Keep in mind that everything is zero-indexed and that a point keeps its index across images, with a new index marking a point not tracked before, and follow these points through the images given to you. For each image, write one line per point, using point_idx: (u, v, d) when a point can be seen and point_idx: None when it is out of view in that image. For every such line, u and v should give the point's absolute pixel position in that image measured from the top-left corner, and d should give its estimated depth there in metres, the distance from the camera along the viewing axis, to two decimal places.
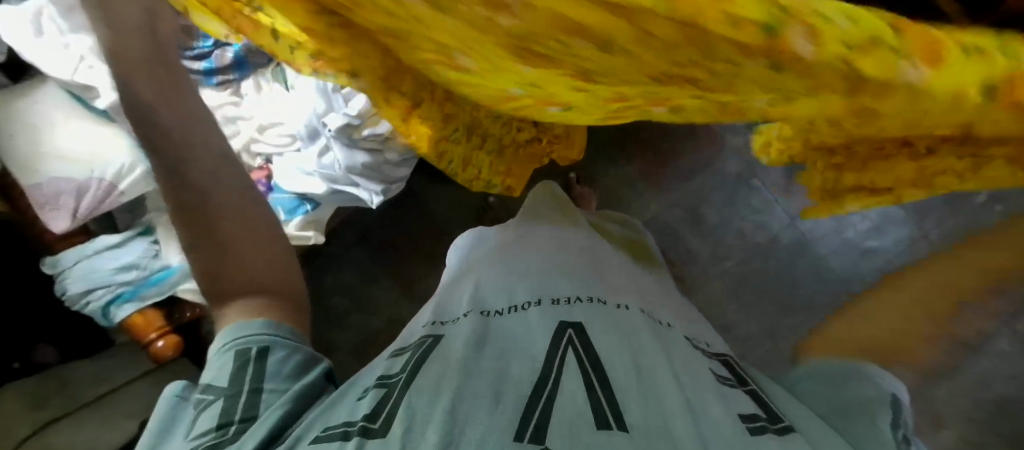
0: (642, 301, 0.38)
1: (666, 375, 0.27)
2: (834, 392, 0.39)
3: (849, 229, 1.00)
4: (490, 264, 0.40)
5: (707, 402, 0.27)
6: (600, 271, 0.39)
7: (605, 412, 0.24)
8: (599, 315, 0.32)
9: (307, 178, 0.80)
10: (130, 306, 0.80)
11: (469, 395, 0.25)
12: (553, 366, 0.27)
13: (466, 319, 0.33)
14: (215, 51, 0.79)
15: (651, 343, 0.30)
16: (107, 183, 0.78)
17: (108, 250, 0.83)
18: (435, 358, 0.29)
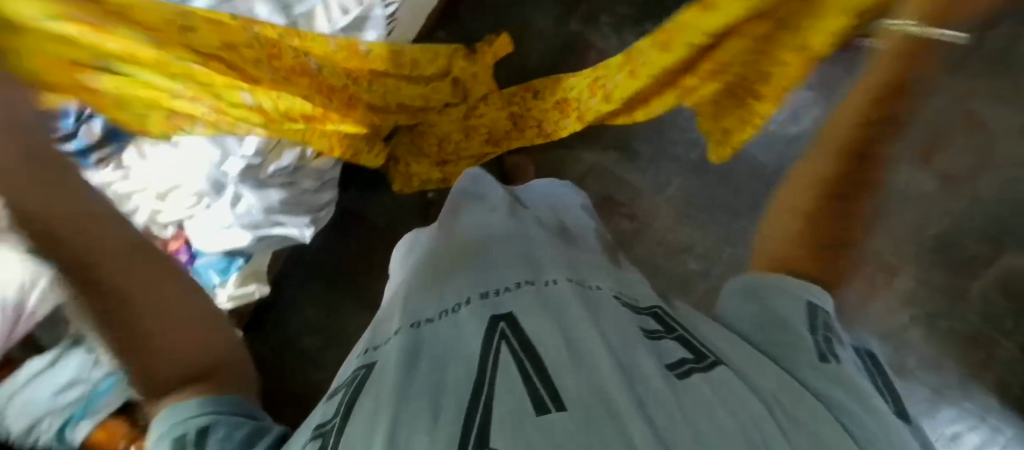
0: (574, 269, 0.37)
1: (595, 342, 0.27)
2: (760, 310, 0.38)
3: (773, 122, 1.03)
4: (417, 276, 0.39)
5: (639, 360, 0.27)
6: (527, 250, 0.39)
7: (542, 395, 0.23)
8: (529, 300, 0.32)
9: (227, 231, 0.76)
10: (85, 425, 0.77)
11: (404, 419, 0.23)
12: (488, 364, 0.26)
13: (398, 336, 0.31)
14: (81, 128, 0.68)
15: (580, 314, 0.30)
16: (12, 303, 0.72)
17: (40, 374, 0.78)
18: (370, 389, 0.27)
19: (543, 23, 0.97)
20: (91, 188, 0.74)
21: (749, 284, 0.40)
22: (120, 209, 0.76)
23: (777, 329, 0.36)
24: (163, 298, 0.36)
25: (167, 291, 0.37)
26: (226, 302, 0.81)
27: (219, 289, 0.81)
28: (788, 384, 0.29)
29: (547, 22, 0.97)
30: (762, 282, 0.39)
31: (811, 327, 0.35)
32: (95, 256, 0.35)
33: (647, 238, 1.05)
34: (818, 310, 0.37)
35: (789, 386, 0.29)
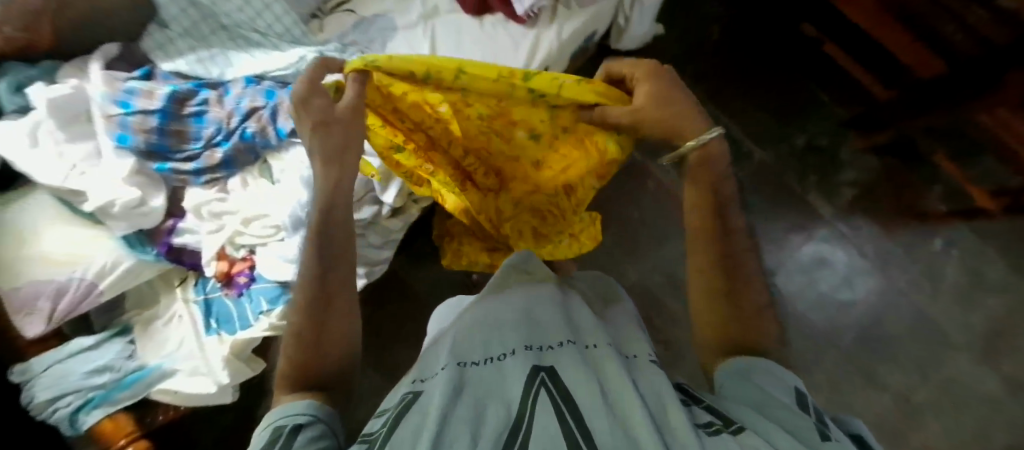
0: (611, 340, 0.43)
1: (628, 396, 0.32)
2: (755, 390, 0.38)
3: (819, 284, 1.05)
4: (466, 324, 0.46)
5: (668, 417, 0.32)
6: (570, 316, 0.46)
7: (578, 438, 0.29)
8: (568, 357, 0.38)
9: (290, 265, 0.82)
10: (100, 411, 0.77)
11: (449, 437, 0.29)
12: (527, 408, 0.32)
13: (445, 372, 0.37)
14: (205, 152, 0.84)
15: (615, 372, 0.36)
16: (87, 283, 0.78)
17: (83, 352, 0.81)
18: (417, 410, 0.33)
19: None
20: (191, 203, 0.84)
21: (737, 372, 0.41)
22: (209, 225, 0.84)
23: (771, 407, 0.35)
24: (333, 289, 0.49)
25: (342, 263, 0.51)
26: (263, 331, 0.83)
27: (263, 317, 0.83)
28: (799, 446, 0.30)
29: None
30: (753, 368, 0.41)
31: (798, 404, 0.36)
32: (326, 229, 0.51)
33: (680, 371, 1.03)
34: (807, 393, 0.38)
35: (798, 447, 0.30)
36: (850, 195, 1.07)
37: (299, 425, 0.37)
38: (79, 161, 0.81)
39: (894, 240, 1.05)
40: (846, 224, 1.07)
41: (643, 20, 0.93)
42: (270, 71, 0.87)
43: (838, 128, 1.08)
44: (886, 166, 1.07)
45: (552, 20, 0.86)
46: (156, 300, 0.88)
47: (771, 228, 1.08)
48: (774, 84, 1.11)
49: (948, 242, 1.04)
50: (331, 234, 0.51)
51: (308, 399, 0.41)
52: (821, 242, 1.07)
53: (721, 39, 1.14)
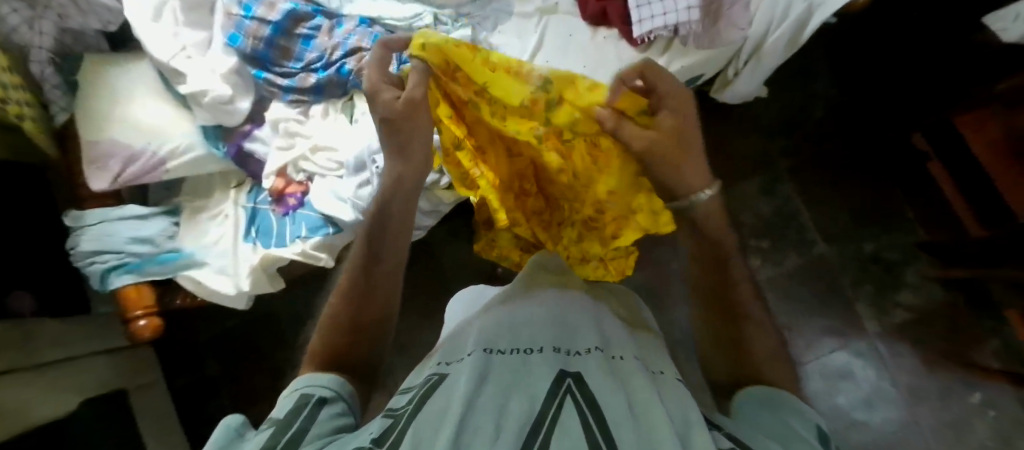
0: (637, 355, 0.45)
1: (653, 410, 0.34)
2: (779, 425, 0.37)
3: (838, 395, 1.01)
4: (492, 317, 0.48)
5: (694, 435, 0.33)
6: (599, 326, 0.48)
7: (599, 443, 0.31)
8: (594, 364, 0.40)
9: (340, 203, 0.84)
10: (129, 277, 0.81)
11: (471, 424, 0.32)
12: (551, 405, 0.34)
13: (471, 357, 0.40)
14: (301, 73, 0.88)
15: (642, 386, 0.38)
16: (157, 159, 0.82)
17: (132, 219, 0.85)
18: (441, 394, 0.37)
19: None
20: (272, 114, 0.87)
21: (762, 400, 0.40)
22: (280, 141, 0.87)
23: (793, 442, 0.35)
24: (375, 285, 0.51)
25: (391, 253, 0.53)
26: (293, 254, 0.85)
27: (298, 242, 0.86)
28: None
29: None
30: (785, 400, 0.39)
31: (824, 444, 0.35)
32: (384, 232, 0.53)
33: None
34: (829, 436, 0.36)
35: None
36: (900, 318, 1.02)
37: (323, 398, 0.41)
38: (190, 45, 0.85)
39: (931, 378, 0.99)
40: (886, 345, 1.02)
41: (753, 79, 0.90)
42: (385, 18, 0.89)
43: (911, 249, 1.03)
44: (951, 301, 1.00)
45: (664, 52, 0.86)
46: (209, 192, 0.92)
47: (807, 323, 1.05)
48: (861, 183, 1.07)
49: (988, 400, 0.96)
50: (388, 225, 0.53)
51: (333, 374, 0.44)
52: (853, 354, 1.03)
53: (822, 122, 1.10)
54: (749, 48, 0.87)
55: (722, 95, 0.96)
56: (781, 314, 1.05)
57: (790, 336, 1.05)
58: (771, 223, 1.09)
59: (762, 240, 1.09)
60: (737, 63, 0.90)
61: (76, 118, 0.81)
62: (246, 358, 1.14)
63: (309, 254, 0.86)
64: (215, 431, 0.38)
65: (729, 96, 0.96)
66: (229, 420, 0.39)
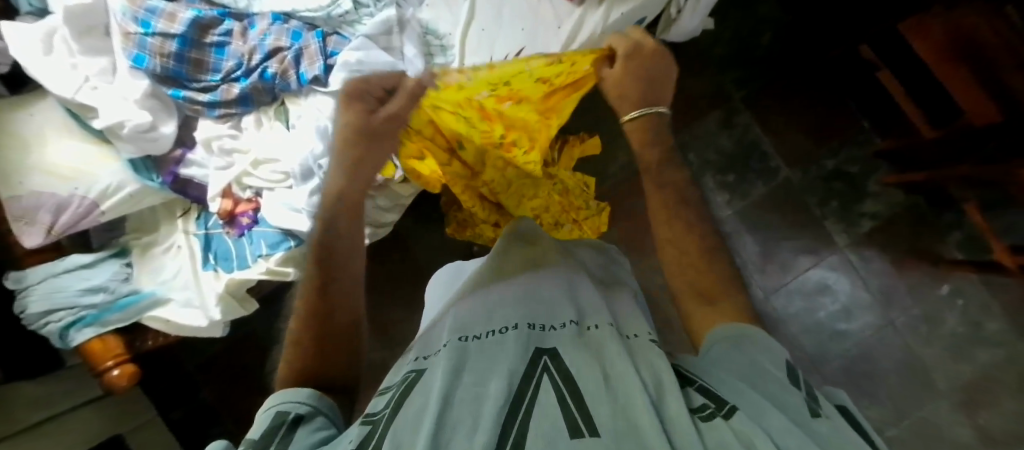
0: (614, 320, 0.46)
1: (628, 378, 0.35)
2: (747, 358, 0.38)
3: (818, 311, 1.05)
4: (466, 304, 0.49)
5: (667, 399, 0.33)
6: (574, 296, 0.49)
7: (577, 421, 0.31)
8: (568, 340, 0.41)
9: (295, 215, 0.80)
10: (90, 330, 0.76)
11: (449, 418, 0.32)
12: (529, 389, 0.35)
13: (446, 348, 0.41)
14: (222, 85, 0.82)
15: (617, 355, 0.38)
16: (89, 202, 0.77)
17: (79, 269, 0.80)
18: (418, 392, 0.36)
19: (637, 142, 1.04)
20: (203, 134, 0.82)
21: (731, 333, 0.41)
22: (218, 160, 0.82)
23: (763, 378, 0.36)
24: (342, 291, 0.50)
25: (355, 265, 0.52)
26: (259, 274, 0.82)
27: (260, 261, 0.83)
28: (791, 428, 0.30)
29: None
30: (752, 333, 0.40)
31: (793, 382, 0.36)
32: (343, 242, 0.53)
33: None
34: (797, 372, 0.38)
35: (790, 428, 0.30)
36: (867, 227, 1.05)
37: (300, 415, 0.40)
38: (93, 75, 0.79)
39: (901, 278, 1.03)
40: (857, 255, 1.05)
41: (695, 16, 0.89)
42: (298, 10, 0.81)
43: (870, 158, 1.04)
44: (911, 204, 1.03)
45: (603, 0, 0.80)
46: (155, 227, 0.88)
47: (780, 247, 1.07)
48: (815, 102, 1.08)
49: (955, 290, 1.01)
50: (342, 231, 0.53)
51: (308, 389, 0.43)
52: (828, 269, 1.06)
53: (771, 46, 1.08)
54: None
55: (669, 34, 0.93)
56: (755, 244, 1.07)
57: (766, 263, 1.07)
58: (733, 156, 1.09)
59: (727, 174, 1.09)
60: (677, 0, 0.87)
61: None
62: (239, 381, 1.13)
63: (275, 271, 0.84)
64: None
65: (676, 34, 0.93)
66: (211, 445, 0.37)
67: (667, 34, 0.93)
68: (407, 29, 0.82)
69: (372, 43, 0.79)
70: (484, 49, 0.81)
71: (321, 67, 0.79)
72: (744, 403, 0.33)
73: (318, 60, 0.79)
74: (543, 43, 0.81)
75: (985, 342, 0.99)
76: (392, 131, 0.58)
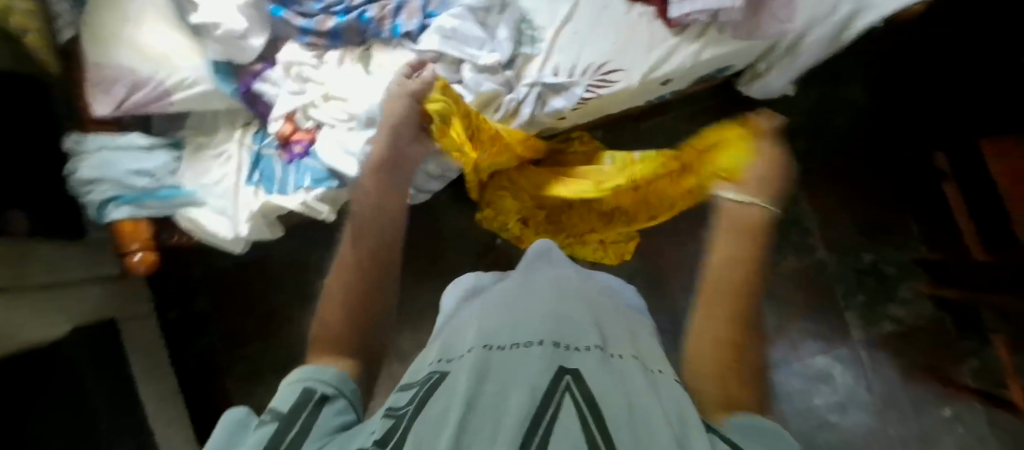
0: (636, 352, 0.45)
1: (649, 410, 0.35)
2: (773, 419, 0.37)
3: (815, 397, 1.04)
4: (489, 313, 0.49)
5: (692, 437, 0.33)
6: (597, 321, 0.49)
7: (596, 441, 0.31)
8: (592, 363, 0.40)
9: (347, 157, 0.82)
10: (126, 210, 0.78)
11: (472, 424, 0.32)
12: (550, 403, 0.35)
13: (469, 355, 0.41)
14: (320, 16, 0.84)
15: (638, 384, 0.38)
16: (164, 89, 0.79)
17: (132, 150, 0.81)
18: (440, 394, 0.36)
19: None
20: (287, 56, 0.84)
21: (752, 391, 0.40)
22: (291, 84, 0.84)
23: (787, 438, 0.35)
24: (381, 243, 0.48)
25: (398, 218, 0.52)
26: (294, 205, 0.84)
27: (300, 192, 0.84)
28: None
29: None
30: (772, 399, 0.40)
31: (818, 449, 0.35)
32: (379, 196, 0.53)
33: None
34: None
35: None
36: (887, 329, 1.04)
37: (327, 396, 0.37)
38: None
39: (906, 390, 1.02)
40: (868, 354, 1.04)
41: (783, 75, 0.89)
42: None
43: (908, 264, 1.04)
44: (936, 320, 1.02)
45: (699, 37, 0.82)
46: (213, 130, 0.89)
47: (795, 324, 1.07)
48: (869, 194, 1.08)
49: (957, 415, 1.00)
50: (383, 184, 0.55)
51: (335, 367, 0.40)
52: (835, 359, 1.05)
53: (843, 130, 1.08)
54: (783, 45, 0.85)
55: (756, 87, 0.94)
56: (771, 314, 1.07)
57: (777, 336, 1.07)
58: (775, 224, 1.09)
59: None
60: (770, 57, 0.88)
61: (80, 35, 0.78)
62: (236, 301, 1.13)
63: (310, 205, 0.85)
64: (216, 428, 0.35)
65: (763, 90, 0.94)
66: (232, 412, 0.36)
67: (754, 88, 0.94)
68: (507, 12, 0.84)
69: (471, 14, 0.81)
70: (573, 49, 0.83)
71: (418, 25, 0.84)
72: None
73: (417, 17, 0.83)
74: (631, 60, 0.82)
75: None
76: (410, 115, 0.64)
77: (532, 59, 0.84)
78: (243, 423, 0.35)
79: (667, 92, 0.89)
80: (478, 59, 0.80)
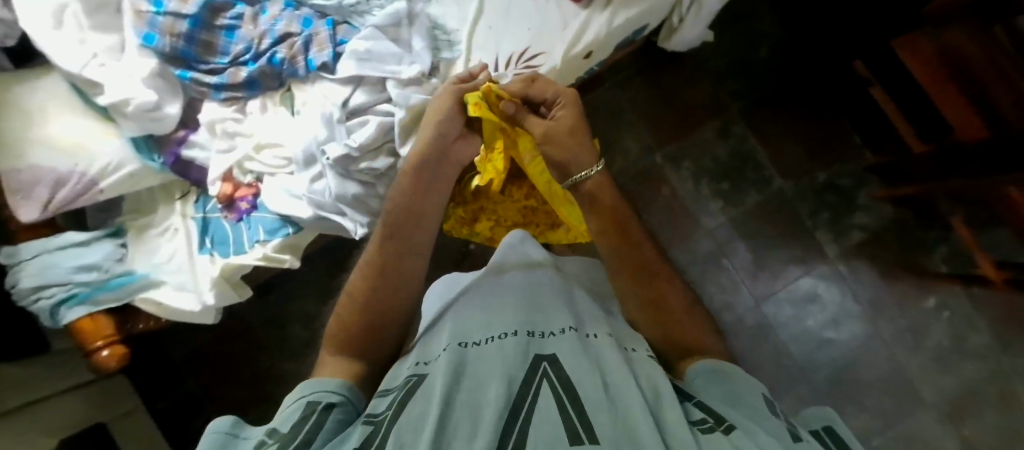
0: (610, 331, 0.47)
1: (625, 389, 0.37)
2: (732, 387, 0.41)
3: (808, 319, 1.06)
4: (464, 307, 0.50)
5: (667, 413, 0.35)
6: (572, 303, 0.50)
7: (576, 431, 0.33)
8: (567, 346, 0.42)
9: (294, 200, 0.80)
10: (82, 308, 0.75)
11: (452, 426, 0.34)
12: (528, 398, 0.36)
13: (446, 352, 0.42)
14: (229, 68, 0.83)
15: (614, 364, 0.40)
16: (89, 179, 0.77)
17: (73, 247, 0.79)
18: (419, 397, 0.38)
19: (633, 146, 1.13)
20: (207, 117, 0.83)
21: (713, 366, 0.44)
22: (220, 143, 0.83)
23: (745, 403, 0.39)
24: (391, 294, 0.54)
25: (422, 242, 0.59)
26: (256, 259, 0.82)
27: (257, 246, 0.82)
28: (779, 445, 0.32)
29: (635, 145, 1.13)
30: (732, 368, 0.43)
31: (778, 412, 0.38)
32: (397, 244, 0.57)
33: None
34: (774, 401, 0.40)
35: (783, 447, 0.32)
36: (857, 239, 1.07)
37: (331, 404, 0.42)
38: (101, 51, 0.79)
39: (888, 290, 1.05)
40: (846, 266, 1.07)
41: (697, 24, 0.90)
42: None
43: (861, 172, 1.07)
44: (899, 218, 1.06)
45: (606, 6, 0.83)
46: (152, 209, 0.87)
47: (772, 256, 1.09)
48: (809, 115, 1.11)
49: (941, 302, 1.03)
50: (418, 202, 0.60)
51: (338, 379, 0.46)
52: (817, 279, 1.08)
53: (768, 62, 1.11)
54: None
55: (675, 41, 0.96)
56: (747, 252, 1.09)
57: (758, 271, 1.09)
58: (728, 165, 1.12)
59: (722, 183, 1.11)
60: (680, 9, 0.89)
61: None
62: (225, 372, 1.11)
63: (272, 257, 0.83)
64: (204, 437, 0.39)
65: (681, 42, 0.96)
66: (220, 422, 0.40)
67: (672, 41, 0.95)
68: (417, 23, 0.83)
69: (382, 34, 0.81)
70: (490, 45, 0.84)
71: (331, 54, 0.81)
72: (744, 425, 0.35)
73: (327, 47, 0.81)
74: (548, 42, 0.83)
75: (971, 356, 1.01)
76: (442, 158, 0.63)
77: (453, 62, 0.84)
78: (240, 432, 0.40)
79: (592, 65, 0.90)
80: (401, 73, 0.79)
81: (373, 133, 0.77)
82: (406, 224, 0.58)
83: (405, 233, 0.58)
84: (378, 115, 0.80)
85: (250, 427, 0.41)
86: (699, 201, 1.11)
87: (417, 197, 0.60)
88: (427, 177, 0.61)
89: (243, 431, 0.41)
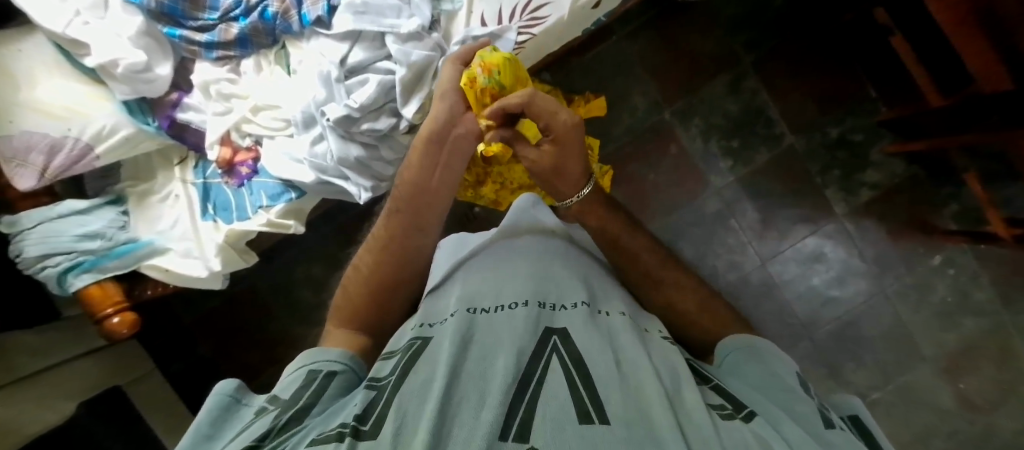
0: (626, 308, 0.46)
1: (639, 370, 0.36)
2: (763, 368, 0.41)
3: (813, 277, 1.07)
4: (473, 273, 0.49)
5: (686, 398, 0.35)
6: (586, 277, 0.49)
7: (587, 408, 0.32)
8: (578, 321, 0.41)
9: (295, 164, 0.79)
10: (88, 276, 0.75)
11: (457, 394, 0.34)
12: (537, 370, 0.36)
13: (454, 317, 0.42)
14: (220, 25, 0.79)
15: (627, 343, 0.39)
16: (83, 145, 0.75)
17: (74, 215, 0.78)
18: (423, 364, 0.38)
19: (640, 103, 1.10)
20: (200, 78, 0.80)
21: (743, 343, 0.45)
22: (216, 105, 0.80)
23: (776, 391, 0.39)
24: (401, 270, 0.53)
25: (433, 220, 0.57)
26: (259, 226, 0.81)
27: (261, 212, 0.81)
28: (805, 436, 0.33)
29: (643, 102, 1.10)
30: (761, 342, 0.44)
31: (807, 393, 0.39)
32: (407, 222, 0.55)
33: None
34: (807, 380, 0.41)
35: (806, 438, 0.33)
36: (866, 197, 1.06)
37: (333, 371, 0.43)
38: (83, 8, 0.75)
39: (895, 248, 1.05)
40: (854, 224, 1.06)
41: None
42: None
43: (874, 127, 1.04)
44: (909, 175, 1.04)
45: None
46: (151, 173, 0.85)
47: (780, 215, 1.08)
48: (822, 66, 1.07)
49: (948, 260, 1.03)
50: (430, 176, 0.57)
51: (340, 348, 0.46)
52: (825, 237, 1.07)
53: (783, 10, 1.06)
54: None
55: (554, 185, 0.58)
56: (755, 211, 1.08)
57: (765, 230, 1.08)
58: (737, 122, 1.09)
59: (731, 140, 1.09)
60: None
61: None
62: (239, 334, 1.13)
63: (277, 223, 0.82)
64: (211, 398, 0.41)
65: (562, 153, 0.56)
66: (226, 386, 0.41)
67: (546, 172, 0.57)
68: None
69: None
70: None
71: (325, 8, 0.76)
72: (771, 417, 0.35)
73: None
74: None
75: (972, 313, 1.02)
76: (462, 144, 0.59)
77: (454, 16, 0.80)
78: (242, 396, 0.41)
79: (600, 15, 0.85)
80: (400, 27, 0.74)
81: (375, 92, 0.74)
82: (414, 200, 0.56)
83: (415, 210, 0.56)
84: (378, 73, 0.77)
85: (255, 393, 0.42)
86: (707, 159, 1.09)
87: (427, 175, 0.57)
88: (437, 152, 0.58)
89: (247, 397, 0.42)
